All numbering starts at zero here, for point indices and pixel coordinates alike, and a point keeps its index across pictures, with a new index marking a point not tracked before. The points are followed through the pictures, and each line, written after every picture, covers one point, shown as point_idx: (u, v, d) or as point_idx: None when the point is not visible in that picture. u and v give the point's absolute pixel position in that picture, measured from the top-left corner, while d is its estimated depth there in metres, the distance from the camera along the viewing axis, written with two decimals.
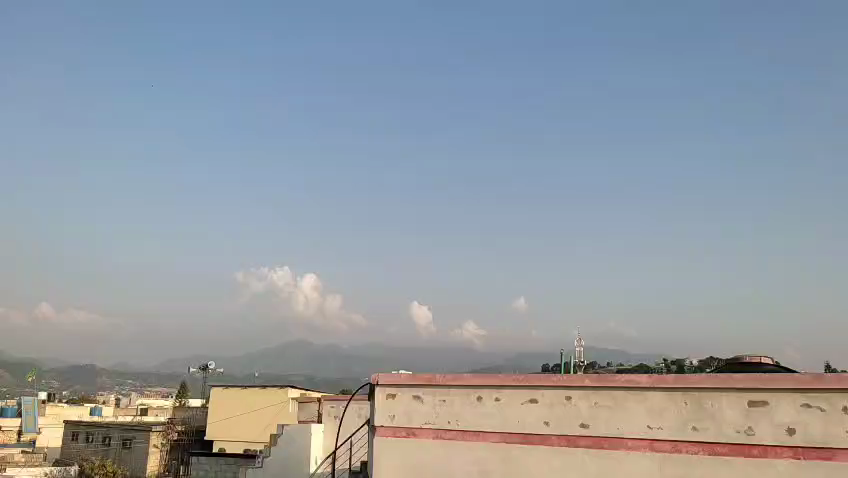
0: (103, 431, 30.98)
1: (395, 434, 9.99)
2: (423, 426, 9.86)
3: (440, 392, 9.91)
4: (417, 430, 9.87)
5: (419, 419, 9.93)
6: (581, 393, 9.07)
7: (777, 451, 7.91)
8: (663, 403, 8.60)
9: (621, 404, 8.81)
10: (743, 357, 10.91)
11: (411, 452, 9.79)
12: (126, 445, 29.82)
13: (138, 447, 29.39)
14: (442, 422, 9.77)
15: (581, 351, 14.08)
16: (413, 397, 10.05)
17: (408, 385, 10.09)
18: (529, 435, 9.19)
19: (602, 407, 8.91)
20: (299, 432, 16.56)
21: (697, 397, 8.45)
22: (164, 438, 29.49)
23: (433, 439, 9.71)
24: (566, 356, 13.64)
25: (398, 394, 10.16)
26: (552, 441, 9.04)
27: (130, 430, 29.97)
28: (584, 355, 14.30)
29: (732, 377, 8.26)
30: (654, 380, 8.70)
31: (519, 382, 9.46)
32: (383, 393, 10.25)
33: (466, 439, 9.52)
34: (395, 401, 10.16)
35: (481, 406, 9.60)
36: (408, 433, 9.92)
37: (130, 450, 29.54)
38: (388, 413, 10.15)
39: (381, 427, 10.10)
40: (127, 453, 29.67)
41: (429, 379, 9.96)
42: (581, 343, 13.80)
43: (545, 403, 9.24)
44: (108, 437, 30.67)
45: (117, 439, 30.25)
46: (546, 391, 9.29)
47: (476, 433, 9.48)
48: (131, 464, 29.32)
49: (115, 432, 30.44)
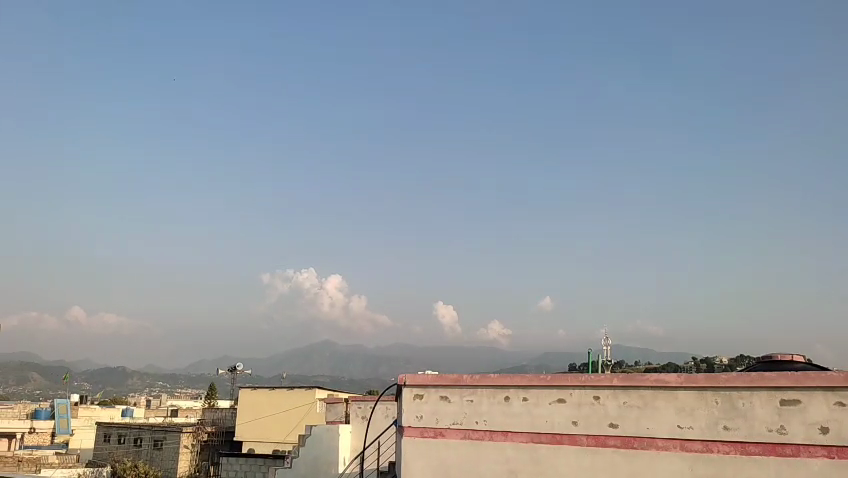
0: (134, 432, 31.46)
1: (422, 434, 10.01)
2: (451, 426, 9.86)
3: (467, 391, 9.91)
4: (445, 430, 9.87)
5: (447, 419, 9.93)
6: (610, 392, 9.01)
7: (810, 450, 7.78)
8: (693, 403, 8.50)
9: (651, 404, 8.73)
10: (774, 354, 10.74)
11: (439, 452, 9.80)
12: (157, 446, 30.22)
13: (169, 447, 29.80)
14: (470, 422, 9.76)
15: (608, 351, 13.96)
16: (440, 397, 10.07)
17: (435, 385, 10.11)
18: (558, 436, 9.14)
19: (632, 407, 8.83)
20: (327, 433, 16.63)
21: (728, 397, 8.34)
22: (194, 439, 29.98)
23: (461, 439, 9.71)
24: (594, 355, 13.49)
25: (425, 394, 10.18)
26: (581, 441, 8.99)
27: (161, 430, 30.34)
28: (612, 355, 14.17)
29: (764, 376, 8.14)
30: (683, 380, 8.61)
31: (547, 382, 9.41)
32: (411, 393, 10.28)
33: (494, 439, 9.50)
34: (423, 401, 10.18)
35: (508, 406, 9.58)
36: (436, 433, 9.92)
37: (162, 451, 29.95)
38: (415, 413, 10.18)
39: (409, 427, 10.13)
40: (158, 454, 30.08)
41: (456, 379, 9.96)
42: (608, 341, 13.68)
43: (573, 403, 9.19)
44: (139, 439, 31.10)
45: (148, 440, 30.67)
46: (574, 390, 9.23)
47: (503, 434, 9.46)
48: (163, 464, 29.72)
49: (147, 434, 30.87)
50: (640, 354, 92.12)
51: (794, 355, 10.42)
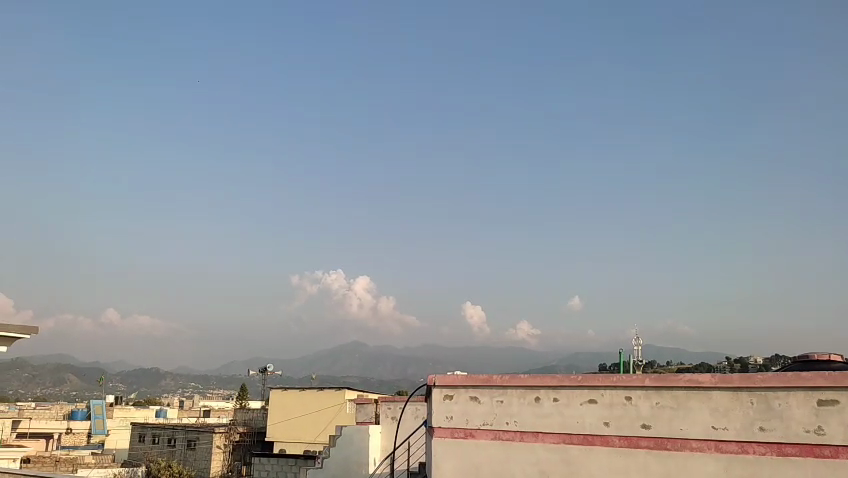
0: (168, 433, 31.93)
1: (453, 435, 10.00)
2: (481, 426, 9.83)
3: (497, 392, 9.87)
4: (475, 431, 9.85)
5: (477, 420, 9.91)
6: (642, 393, 8.91)
7: None
8: (728, 403, 8.37)
9: (684, 404, 8.61)
10: (810, 354, 10.51)
11: (469, 452, 9.78)
12: (190, 446, 30.60)
13: (202, 448, 30.17)
14: (500, 422, 9.72)
15: (640, 351, 13.82)
16: (470, 398, 10.04)
17: (464, 386, 10.09)
18: (590, 436, 9.06)
19: (665, 408, 8.72)
20: (357, 434, 16.69)
21: (764, 397, 8.20)
22: (226, 440, 30.31)
23: (491, 440, 9.67)
24: (625, 356, 13.34)
25: (455, 394, 10.17)
26: (613, 442, 8.90)
27: (194, 431, 30.72)
28: (643, 355, 14.01)
29: (801, 376, 7.98)
30: (717, 380, 8.47)
31: (577, 382, 9.34)
32: (440, 394, 10.28)
33: (524, 440, 9.45)
34: (452, 402, 10.16)
35: (539, 406, 9.53)
36: (465, 434, 9.91)
37: (195, 451, 30.31)
38: (445, 414, 10.17)
39: (439, 427, 10.13)
40: (191, 454, 30.48)
41: (486, 380, 9.93)
42: (638, 341, 13.53)
43: (605, 403, 9.10)
44: (173, 439, 31.56)
45: (182, 440, 31.08)
46: (606, 391, 9.15)
47: (534, 434, 9.41)
48: (196, 464, 30.11)
49: (180, 434, 31.31)
50: (672, 353, 90.93)
51: (832, 355, 10.20)
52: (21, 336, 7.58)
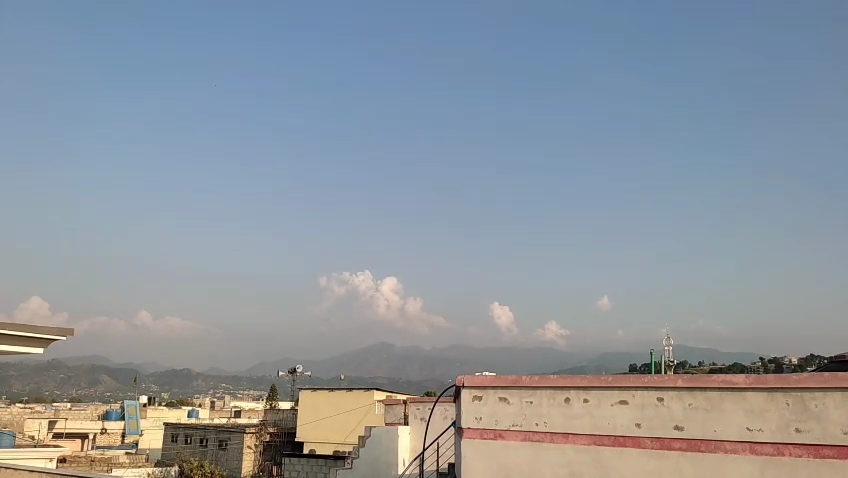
0: (200, 433, 32.34)
1: (482, 436, 9.97)
2: (510, 427, 9.79)
3: (526, 393, 9.82)
4: (504, 432, 9.81)
5: (506, 420, 9.86)
6: (674, 393, 8.79)
7: None
8: (762, 404, 8.23)
9: (717, 406, 8.49)
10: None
11: (499, 453, 9.75)
12: (222, 446, 30.97)
13: (233, 448, 30.49)
14: (529, 423, 9.67)
15: (671, 351, 13.63)
16: (499, 398, 10.01)
17: (493, 387, 10.07)
18: (621, 438, 8.97)
19: (698, 409, 8.60)
20: (386, 434, 16.75)
21: (800, 398, 8.04)
22: (257, 440, 30.62)
23: (521, 441, 9.63)
24: (656, 356, 13.16)
25: (484, 395, 10.14)
26: (645, 443, 8.80)
27: (226, 431, 31.09)
28: (674, 355, 13.82)
29: (838, 377, 7.80)
30: (751, 381, 8.33)
31: (608, 383, 9.26)
32: (469, 394, 10.26)
33: (554, 441, 9.40)
34: (482, 402, 10.14)
35: (569, 407, 9.45)
36: (495, 435, 9.87)
37: (227, 451, 30.66)
38: (474, 415, 10.15)
39: (468, 428, 10.11)
40: (223, 454, 30.83)
41: (515, 380, 9.89)
42: (669, 342, 13.35)
43: (636, 404, 9.01)
44: (205, 439, 31.95)
45: (214, 441, 31.49)
46: (637, 392, 9.05)
47: (564, 435, 9.35)
48: (228, 464, 30.44)
49: (212, 434, 31.69)
50: (702, 352, 89.89)
51: None
52: (58, 339, 7.70)
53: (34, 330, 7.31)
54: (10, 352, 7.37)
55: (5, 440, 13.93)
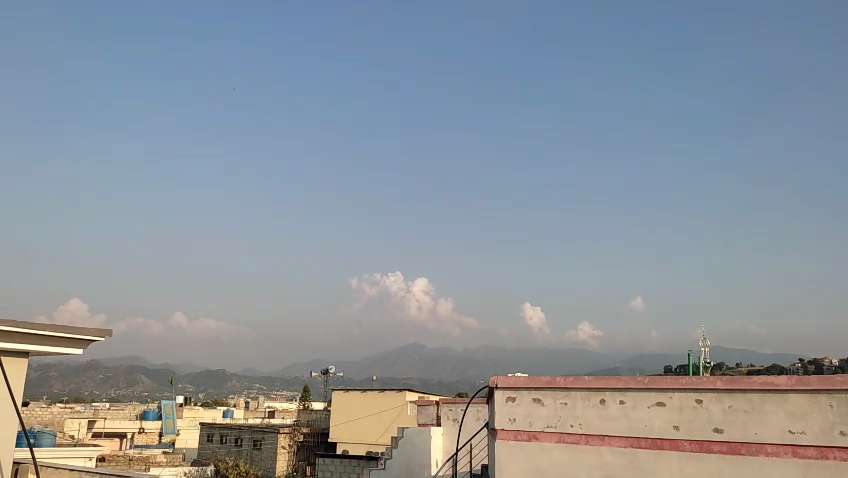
0: (235, 433, 32.71)
1: (516, 437, 9.91)
2: (545, 429, 9.71)
3: (560, 394, 9.74)
4: (538, 433, 9.73)
5: (540, 422, 9.79)
6: (713, 395, 8.64)
7: None
8: (806, 406, 8.03)
9: (758, 408, 8.32)
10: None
11: (534, 456, 9.67)
12: (256, 446, 31.29)
13: (267, 448, 30.77)
14: (564, 425, 9.58)
15: (708, 352, 13.36)
16: (533, 400, 9.93)
17: (527, 388, 10.01)
18: (659, 440, 8.85)
19: (738, 411, 8.44)
20: (420, 435, 16.78)
21: (845, 400, 7.82)
22: (291, 440, 30.89)
23: (556, 443, 9.54)
24: (693, 357, 12.93)
25: (518, 396, 10.08)
26: (684, 446, 8.66)
27: (260, 431, 31.41)
28: (711, 357, 13.56)
29: None
30: (793, 382, 8.14)
31: (644, 384, 9.14)
32: (503, 395, 10.22)
33: (590, 442, 9.30)
34: (515, 404, 10.08)
35: (604, 409, 9.34)
36: (529, 436, 9.80)
37: (261, 451, 30.96)
38: (508, 416, 10.09)
39: (502, 429, 10.06)
40: (257, 453, 31.13)
41: (549, 382, 9.82)
42: (706, 342, 13.09)
43: (674, 406, 8.86)
44: (240, 439, 32.31)
45: (248, 440, 31.82)
46: (675, 393, 8.90)
47: (600, 438, 9.24)
48: (262, 463, 30.74)
49: (247, 434, 32.03)
50: (738, 353, 88.46)
51: None
52: (97, 339, 7.81)
53: (75, 329, 7.42)
54: (52, 351, 7.50)
55: (46, 440, 14.22)
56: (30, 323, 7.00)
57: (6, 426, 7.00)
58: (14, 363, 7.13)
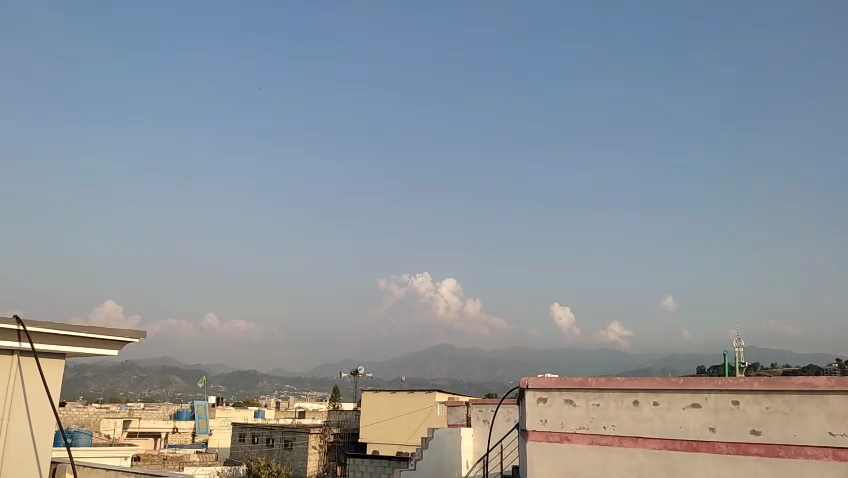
0: (266, 433, 33.00)
1: (547, 438, 9.85)
2: (577, 430, 9.62)
3: (593, 395, 9.65)
4: (571, 435, 9.65)
5: (572, 423, 9.70)
6: (750, 397, 8.49)
7: None
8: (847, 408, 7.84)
9: (797, 409, 8.14)
10: None
11: (565, 458, 9.60)
12: (288, 446, 31.53)
13: (298, 448, 31.02)
14: (597, 427, 9.49)
15: (743, 352, 13.11)
16: (565, 401, 9.85)
17: (559, 389, 9.93)
18: (694, 442, 8.72)
19: (776, 413, 8.27)
20: (449, 436, 16.78)
21: None
22: (321, 440, 31.10)
23: (589, 444, 9.46)
24: (728, 358, 12.69)
25: (550, 397, 10.01)
26: (721, 448, 8.53)
27: (291, 431, 31.66)
28: (746, 358, 13.31)
29: None
30: (833, 383, 7.98)
31: (679, 386, 9.00)
32: (534, 396, 10.15)
33: (623, 444, 9.19)
34: (547, 405, 10.01)
35: (638, 410, 9.23)
36: (561, 438, 9.73)
37: (292, 451, 31.20)
38: (539, 418, 10.02)
39: (533, 430, 9.99)
40: (289, 453, 31.36)
41: (581, 382, 9.72)
42: (740, 343, 12.84)
43: (710, 408, 8.72)
44: (271, 439, 32.58)
45: (279, 441, 32.08)
46: (710, 395, 8.77)
47: (633, 439, 9.13)
48: (293, 464, 30.96)
49: (278, 434, 32.30)
50: (773, 353, 87.06)
51: None
52: (132, 340, 7.90)
53: (109, 331, 7.53)
54: (87, 352, 7.60)
55: (83, 439, 14.50)
56: (64, 324, 7.11)
57: (43, 425, 7.13)
58: (51, 364, 7.26)
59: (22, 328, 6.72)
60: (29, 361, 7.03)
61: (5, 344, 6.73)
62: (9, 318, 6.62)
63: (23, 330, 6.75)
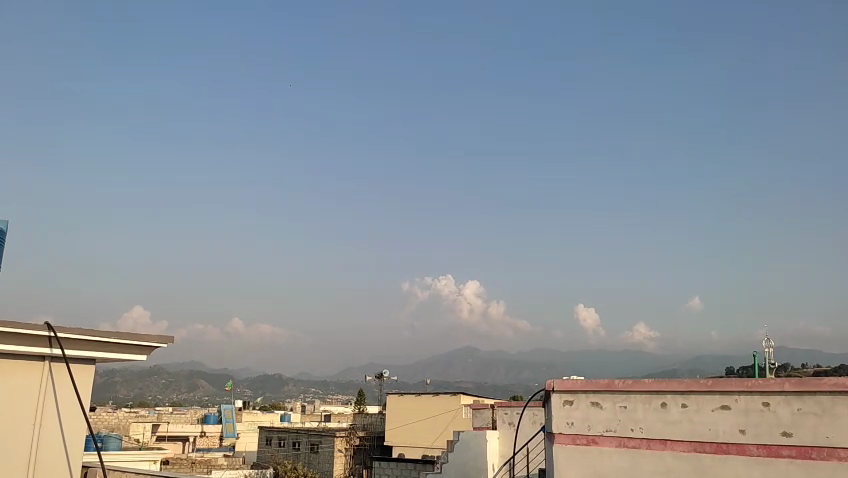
0: (293, 437, 33.13)
1: (574, 441, 9.78)
2: (604, 433, 9.55)
3: (620, 398, 9.55)
4: (597, 438, 9.58)
5: (599, 426, 9.62)
6: (781, 398, 8.35)
7: None
8: None
9: (830, 411, 8.00)
10: None
11: (592, 460, 9.52)
12: (314, 449, 31.61)
13: (324, 451, 31.04)
14: (624, 429, 9.40)
15: (772, 353, 12.92)
16: (592, 403, 9.77)
17: (585, 392, 9.86)
18: (724, 445, 8.60)
19: (808, 414, 8.14)
20: (475, 439, 16.77)
21: None
22: (347, 444, 31.16)
23: (616, 447, 9.37)
24: (758, 359, 12.48)
25: (575, 400, 9.93)
26: (751, 451, 8.40)
27: (317, 435, 31.78)
28: (776, 358, 13.08)
29: None
30: None
31: (708, 388, 8.88)
32: (559, 399, 10.05)
33: (651, 447, 9.09)
34: (573, 407, 9.93)
35: (666, 413, 9.13)
36: (588, 440, 9.66)
37: (318, 454, 31.26)
38: (566, 420, 9.95)
39: (559, 434, 9.92)
40: (315, 457, 31.42)
41: (607, 384, 9.65)
42: (770, 343, 12.63)
43: (740, 409, 8.60)
44: (297, 443, 32.70)
45: (306, 444, 32.18)
46: (740, 396, 8.64)
47: (662, 442, 9.03)
48: (319, 467, 31.00)
49: (304, 438, 32.40)
50: (803, 353, 85.48)
51: None
52: (161, 345, 7.96)
53: (138, 336, 7.59)
54: (116, 358, 7.69)
55: (113, 443, 14.69)
56: (92, 330, 7.21)
57: (75, 430, 7.25)
58: (82, 369, 7.37)
59: (54, 335, 6.84)
60: (61, 367, 7.14)
61: (36, 350, 6.84)
62: (40, 325, 6.74)
63: (55, 337, 6.87)
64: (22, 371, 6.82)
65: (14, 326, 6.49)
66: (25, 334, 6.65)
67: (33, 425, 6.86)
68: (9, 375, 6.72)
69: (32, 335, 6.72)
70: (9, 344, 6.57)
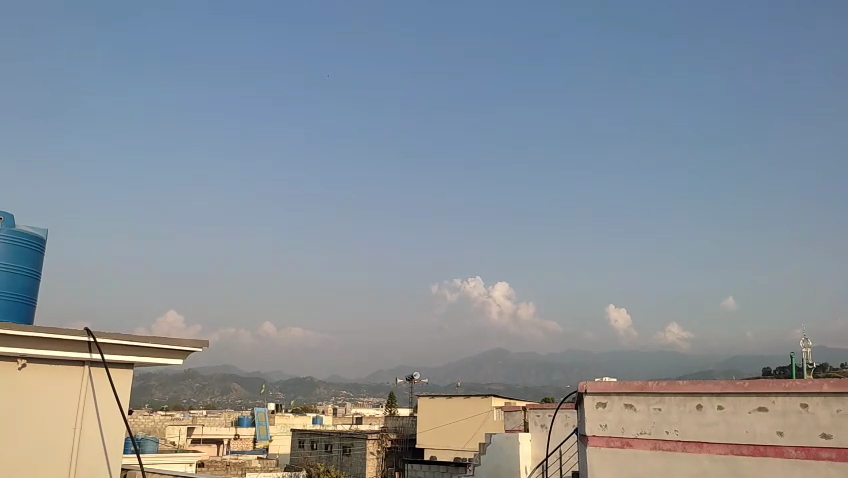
0: (325, 439, 33.31)
1: (609, 444, 9.70)
2: (638, 435, 9.45)
3: (654, 399, 9.46)
4: (632, 440, 9.49)
5: (634, 428, 9.53)
6: (819, 399, 8.21)
7: None
8: None
9: None
10: None
11: (627, 462, 9.43)
12: (346, 451, 31.78)
13: (357, 453, 31.21)
14: (659, 432, 9.30)
15: (809, 353, 12.66)
16: (625, 405, 9.69)
17: (618, 394, 9.78)
18: (761, 447, 8.47)
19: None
20: (507, 441, 16.76)
21: None
22: (379, 446, 31.28)
23: (651, 450, 9.26)
24: (794, 359, 12.24)
25: (609, 402, 9.86)
26: (790, 453, 8.24)
27: (349, 437, 31.93)
28: (813, 358, 12.84)
29: None
30: None
31: (745, 389, 8.75)
32: (592, 401, 9.99)
33: (687, 450, 8.98)
34: (606, 409, 9.86)
35: (702, 415, 9.02)
36: (622, 443, 9.57)
37: (351, 456, 31.43)
38: (599, 422, 9.88)
39: (593, 436, 9.86)
40: (347, 459, 31.58)
41: (642, 387, 9.58)
42: (807, 343, 12.38)
43: (777, 411, 8.46)
44: (330, 444, 32.87)
45: (338, 447, 32.41)
46: (778, 398, 8.50)
47: (698, 445, 8.91)
48: (352, 469, 31.16)
49: (336, 440, 32.57)
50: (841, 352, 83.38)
51: None
52: (196, 350, 8.06)
53: (175, 341, 7.70)
54: (153, 362, 7.82)
55: (149, 446, 14.95)
56: (130, 335, 7.37)
57: (114, 433, 7.40)
58: (120, 373, 7.52)
59: (93, 340, 6.99)
60: (100, 371, 7.31)
61: (75, 355, 7.02)
62: (80, 330, 6.91)
63: (93, 342, 7.04)
64: (62, 376, 7.00)
65: (55, 331, 6.68)
66: (65, 339, 6.84)
67: (73, 428, 7.03)
68: (50, 379, 6.91)
69: (70, 340, 6.88)
70: (50, 349, 6.76)
